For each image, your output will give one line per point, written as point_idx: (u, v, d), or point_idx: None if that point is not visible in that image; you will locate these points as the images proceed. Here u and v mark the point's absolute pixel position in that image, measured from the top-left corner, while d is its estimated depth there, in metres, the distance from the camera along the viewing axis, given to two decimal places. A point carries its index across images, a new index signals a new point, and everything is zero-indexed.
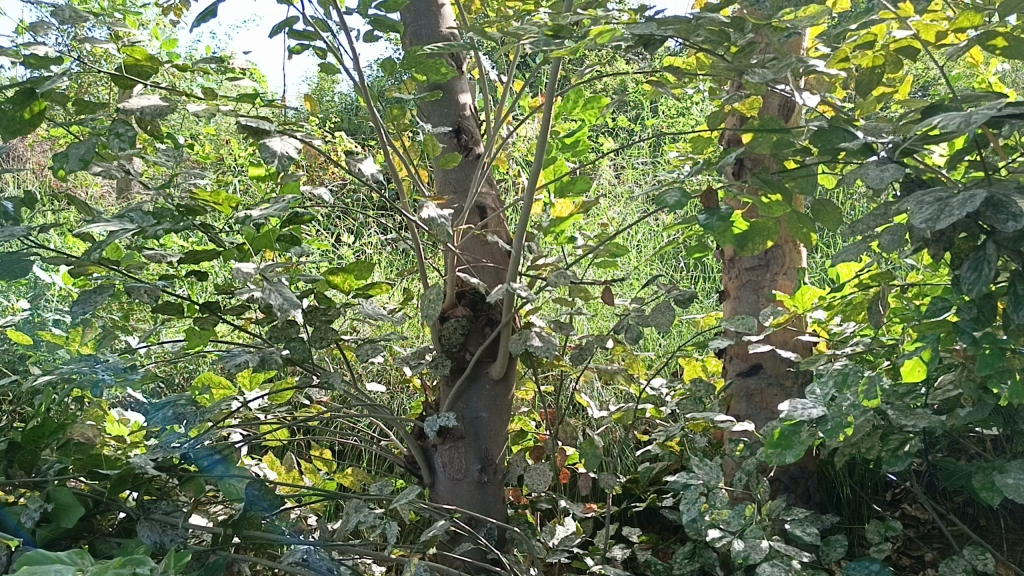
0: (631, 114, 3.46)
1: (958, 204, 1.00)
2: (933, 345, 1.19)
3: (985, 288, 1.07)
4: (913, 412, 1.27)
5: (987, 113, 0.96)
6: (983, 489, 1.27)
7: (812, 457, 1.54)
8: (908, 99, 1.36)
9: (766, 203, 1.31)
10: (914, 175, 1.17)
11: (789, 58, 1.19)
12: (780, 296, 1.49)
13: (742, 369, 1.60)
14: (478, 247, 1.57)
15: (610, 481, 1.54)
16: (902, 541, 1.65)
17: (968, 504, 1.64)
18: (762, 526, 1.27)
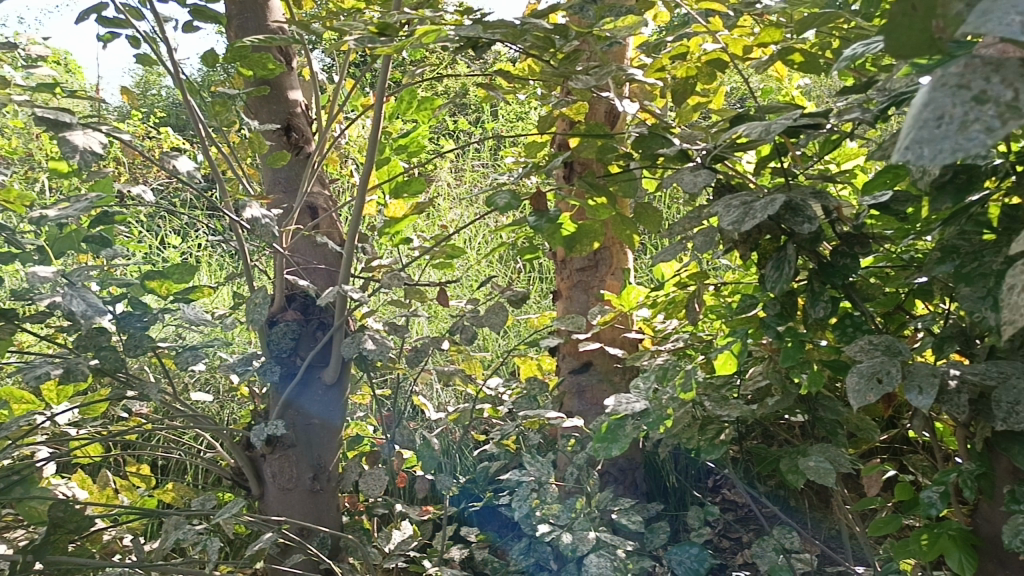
0: (471, 117, 3.48)
1: (761, 208, 1.07)
2: (742, 339, 1.27)
3: (787, 286, 1.15)
4: (728, 403, 1.35)
5: (785, 123, 1.04)
6: (789, 472, 1.35)
7: (639, 449, 1.60)
8: (722, 108, 1.44)
9: (593, 206, 1.35)
10: (724, 180, 1.24)
11: (610, 67, 1.24)
12: (608, 295, 1.55)
13: (575, 367, 1.65)
14: (309, 249, 1.52)
15: (446, 483, 1.53)
16: (722, 525, 1.75)
17: (780, 487, 1.76)
18: (590, 518, 1.31)
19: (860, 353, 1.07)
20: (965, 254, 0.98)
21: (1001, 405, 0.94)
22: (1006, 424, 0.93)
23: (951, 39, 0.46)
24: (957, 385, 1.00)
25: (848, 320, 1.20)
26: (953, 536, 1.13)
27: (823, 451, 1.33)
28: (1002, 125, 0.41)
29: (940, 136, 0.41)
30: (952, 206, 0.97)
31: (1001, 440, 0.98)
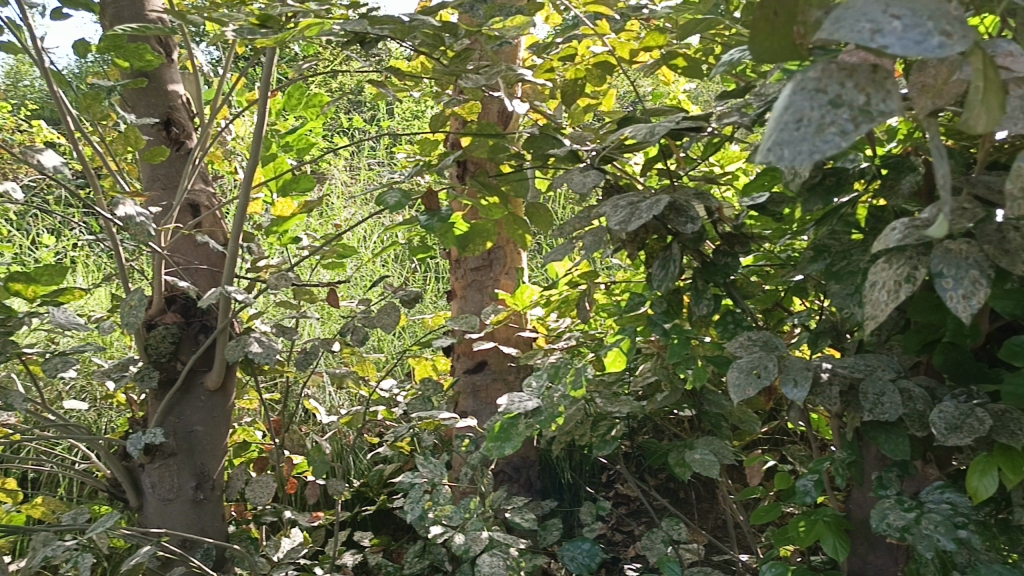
0: (366, 114, 3.42)
1: (646, 208, 1.09)
2: (631, 337, 1.29)
3: (672, 284, 1.18)
4: (618, 399, 1.37)
5: (668, 125, 1.06)
6: (677, 465, 1.39)
7: (532, 447, 1.61)
8: (611, 110, 1.47)
9: (485, 205, 1.35)
10: (613, 180, 1.26)
11: (500, 66, 1.24)
12: (501, 294, 1.55)
13: (469, 367, 1.64)
14: (191, 249, 1.46)
15: (338, 487, 1.50)
16: (614, 519, 1.78)
17: (670, 480, 1.81)
18: (484, 518, 1.30)
19: (741, 349, 1.11)
20: (836, 253, 1.03)
21: (868, 396, 0.98)
22: (873, 414, 0.97)
23: (811, 47, 0.48)
24: (829, 378, 1.04)
25: (730, 317, 1.24)
26: (829, 522, 1.19)
27: (708, 444, 1.37)
28: (854, 129, 0.43)
29: (799, 139, 0.43)
30: (823, 207, 1.01)
31: (869, 429, 1.03)
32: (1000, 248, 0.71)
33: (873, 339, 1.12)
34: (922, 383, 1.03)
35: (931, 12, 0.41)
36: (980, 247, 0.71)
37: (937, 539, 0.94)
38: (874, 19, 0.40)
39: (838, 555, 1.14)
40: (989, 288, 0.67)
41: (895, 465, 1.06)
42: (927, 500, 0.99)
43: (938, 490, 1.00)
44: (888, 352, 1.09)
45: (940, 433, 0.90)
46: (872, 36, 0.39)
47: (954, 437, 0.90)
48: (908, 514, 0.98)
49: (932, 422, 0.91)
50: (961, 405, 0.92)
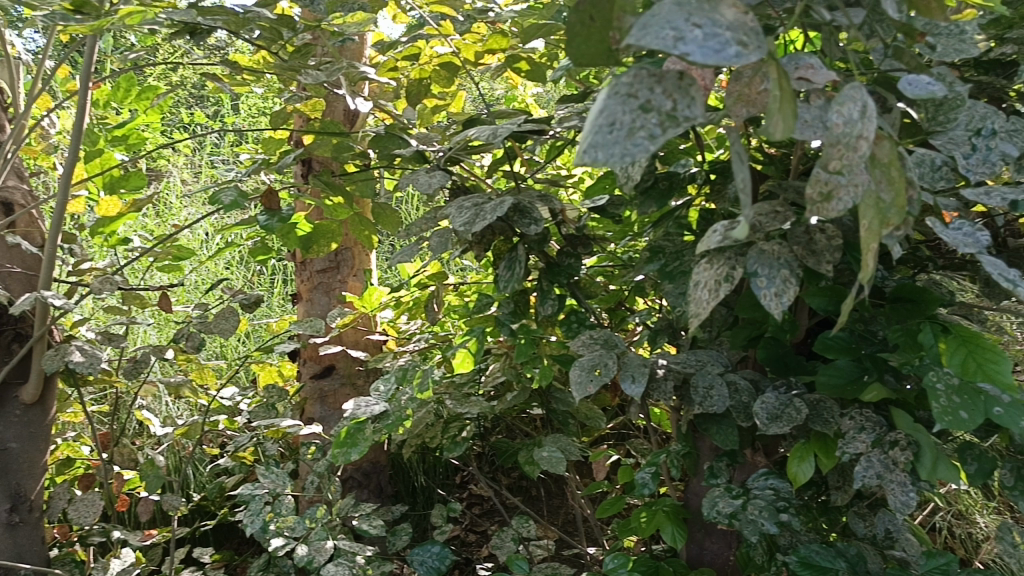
0: (209, 110, 3.27)
1: (490, 209, 1.10)
2: (478, 337, 1.29)
3: (518, 285, 1.19)
4: (468, 400, 1.37)
5: (509, 127, 1.07)
6: (526, 464, 1.40)
7: (383, 451, 1.59)
8: (458, 111, 1.46)
9: (329, 206, 1.31)
10: (458, 181, 1.26)
11: (341, 63, 1.21)
12: (348, 296, 1.51)
13: (316, 371, 1.59)
14: (3, 251, 1.34)
15: (174, 502, 1.42)
16: (467, 520, 1.78)
17: (521, 478, 1.83)
18: (329, 527, 1.27)
19: (582, 347, 1.13)
20: (669, 254, 1.07)
21: (699, 390, 1.03)
22: (703, 406, 1.02)
23: (625, 52, 0.49)
24: (664, 373, 1.09)
25: (574, 317, 1.26)
26: (667, 512, 1.24)
27: (556, 442, 1.39)
28: (663, 133, 0.45)
29: (612, 142, 0.44)
30: (657, 210, 1.05)
31: (701, 422, 1.07)
32: (807, 249, 0.76)
33: (704, 335, 1.17)
34: (747, 375, 1.09)
35: (729, 22, 0.43)
36: (790, 247, 0.75)
37: (761, 523, 1.00)
38: (677, 26, 0.41)
39: (676, 543, 1.19)
40: (798, 286, 0.72)
41: (725, 454, 1.11)
42: (753, 486, 1.05)
43: (763, 476, 1.06)
44: (718, 347, 1.14)
45: (762, 423, 0.96)
46: (675, 44, 0.40)
47: (774, 427, 0.95)
48: (735, 500, 1.03)
49: (755, 413, 0.97)
50: (781, 396, 0.97)
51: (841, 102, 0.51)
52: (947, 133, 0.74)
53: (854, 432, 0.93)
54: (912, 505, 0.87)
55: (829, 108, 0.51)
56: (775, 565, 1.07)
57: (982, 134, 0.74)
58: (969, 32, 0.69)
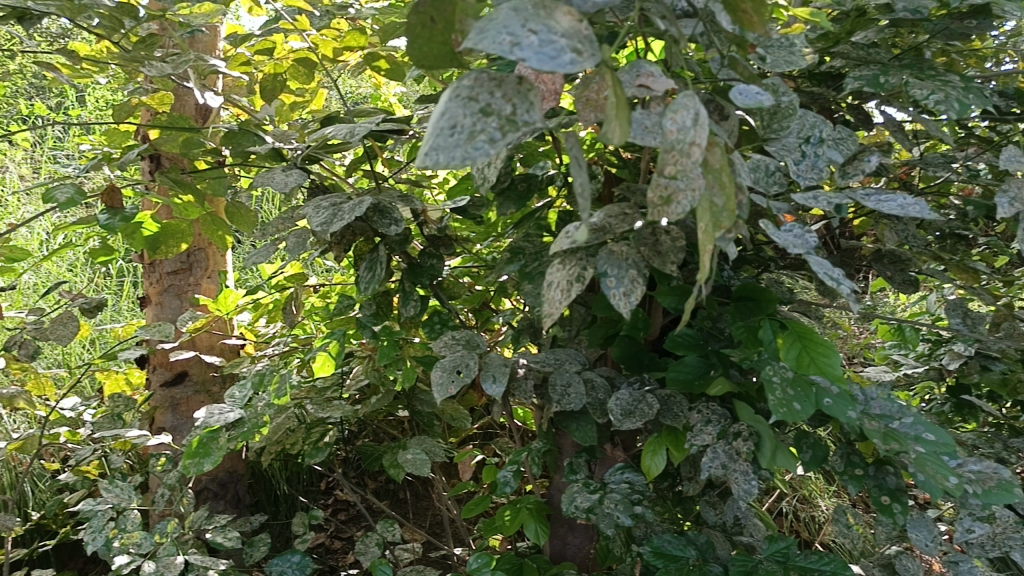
0: (51, 101, 3.06)
1: (348, 210, 1.08)
2: (339, 340, 1.27)
3: (378, 287, 1.17)
4: (329, 404, 1.34)
5: (367, 126, 1.05)
6: (390, 467, 1.38)
7: (241, 459, 1.53)
8: (318, 109, 1.42)
9: (178, 205, 1.25)
10: (317, 181, 1.23)
11: (189, 55, 1.16)
12: (201, 299, 1.45)
13: (167, 379, 1.51)
14: None
15: (6, 523, 1.32)
16: (332, 527, 1.74)
17: (388, 482, 1.81)
18: (180, 541, 1.21)
19: (444, 348, 1.13)
20: (528, 255, 1.08)
21: (557, 388, 1.05)
22: (561, 404, 1.04)
23: (467, 54, 0.49)
24: (524, 373, 1.10)
25: (436, 318, 1.26)
26: (530, 509, 1.25)
27: (420, 444, 1.38)
28: (503, 137, 0.45)
29: (453, 145, 0.44)
30: (516, 211, 1.06)
31: (561, 419, 1.09)
32: (654, 250, 0.79)
33: (564, 335, 1.19)
34: (604, 373, 1.11)
35: (565, 29, 0.43)
36: (637, 248, 0.78)
37: (616, 516, 1.03)
38: (513, 31, 0.41)
39: (538, 540, 1.20)
40: (645, 285, 0.75)
41: (584, 450, 1.14)
42: (610, 481, 1.08)
43: (619, 471, 1.09)
44: (577, 345, 1.17)
45: (617, 419, 0.98)
46: (511, 49, 0.41)
47: (628, 422, 0.98)
48: (593, 495, 1.05)
49: (610, 409, 0.99)
50: (634, 392, 1.01)
51: (675, 110, 0.53)
52: (780, 140, 0.78)
53: (702, 425, 0.97)
54: (753, 493, 0.92)
55: (664, 115, 0.53)
56: (631, 556, 1.11)
57: (811, 142, 0.79)
58: (798, 45, 0.74)
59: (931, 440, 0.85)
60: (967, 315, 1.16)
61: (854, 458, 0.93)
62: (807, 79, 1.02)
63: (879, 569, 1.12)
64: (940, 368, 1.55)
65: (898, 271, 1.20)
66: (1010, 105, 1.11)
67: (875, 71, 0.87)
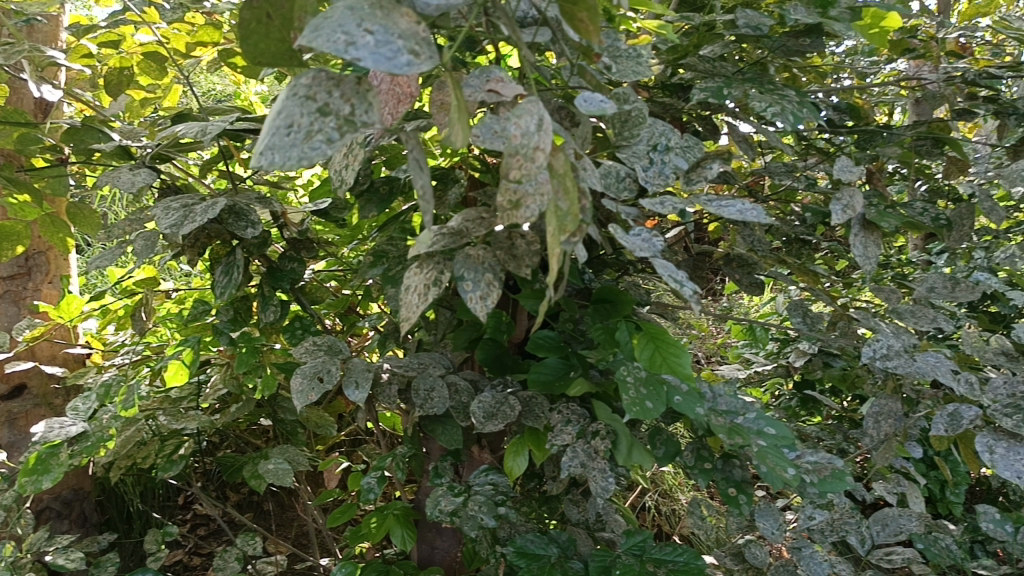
0: None
1: (200, 211, 1.03)
2: (194, 347, 1.22)
3: (235, 291, 1.13)
4: (184, 415, 1.28)
5: (219, 125, 1.02)
6: (251, 478, 1.33)
7: (87, 476, 1.44)
8: (171, 106, 1.36)
9: (13, 205, 1.17)
10: (168, 181, 1.17)
11: (23, 45, 1.08)
12: (41, 306, 1.35)
13: (2, 392, 1.40)
14: None
15: None
16: (190, 542, 1.67)
17: (251, 494, 1.74)
18: (16, 566, 1.12)
19: (305, 354, 1.10)
20: (391, 259, 1.07)
21: (419, 392, 1.04)
22: (424, 409, 1.03)
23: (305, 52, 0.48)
24: (387, 378, 1.09)
25: (298, 323, 1.22)
26: (397, 515, 1.23)
27: (282, 453, 1.34)
28: (341, 138, 0.44)
29: (289, 145, 0.43)
30: (378, 214, 1.05)
31: (425, 423, 1.09)
32: (509, 253, 0.79)
33: (430, 339, 1.19)
34: (468, 376, 1.12)
35: (402, 31, 0.43)
36: (493, 252, 0.78)
37: (480, 518, 1.03)
38: (349, 31, 0.41)
39: (405, 546, 1.19)
40: (501, 288, 0.75)
41: (449, 454, 1.14)
42: (474, 483, 1.08)
43: (483, 473, 1.10)
44: (441, 350, 1.17)
45: (479, 422, 0.99)
46: (346, 48, 0.40)
47: (491, 424, 0.99)
48: (457, 498, 1.05)
49: (472, 412, 1.00)
50: (496, 395, 1.01)
51: (519, 115, 0.54)
52: (630, 148, 0.81)
53: (562, 425, 0.99)
54: (611, 490, 0.94)
55: (509, 120, 0.54)
56: (496, 558, 1.11)
57: (658, 149, 0.82)
58: (644, 56, 0.77)
59: (772, 434, 0.90)
60: (807, 314, 1.24)
61: (704, 453, 0.97)
62: (659, 89, 1.06)
63: (730, 558, 1.17)
64: (787, 365, 1.64)
65: (746, 274, 1.26)
66: (843, 118, 1.19)
67: (720, 84, 0.92)
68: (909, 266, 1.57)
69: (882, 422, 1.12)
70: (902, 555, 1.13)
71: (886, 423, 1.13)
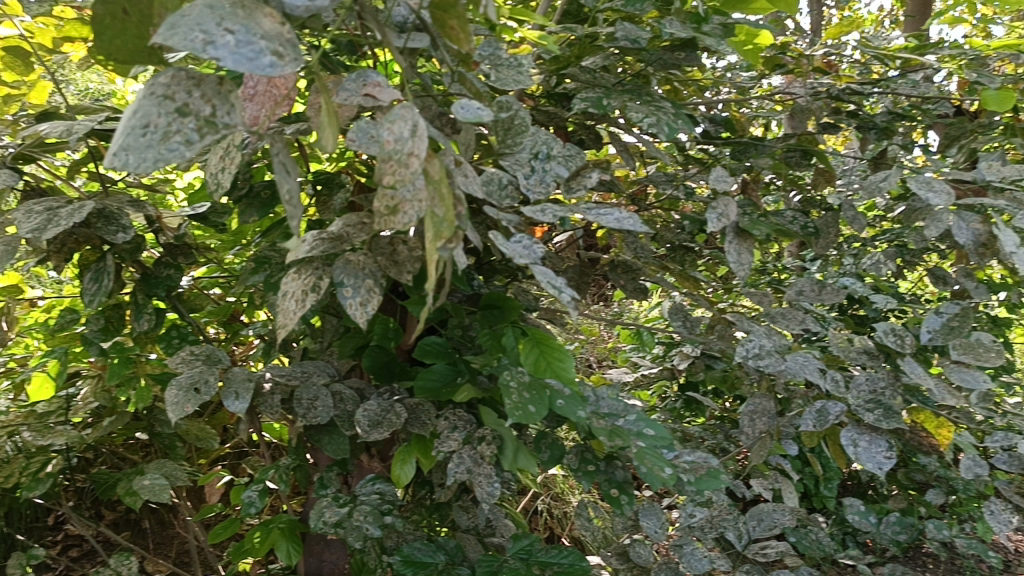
0: None
1: (66, 215, 0.98)
2: (61, 358, 1.15)
3: (106, 299, 1.08)
4: (51, 430, 1.21)
5: (86, 125, 0.97)
6: (126, 495, 1.27)
7: None
8: (37, 104, 1.29)
9: None
10: (31, 183, 1.11)
11: None
12: None
13: None
14: None
15: None
16: (60, 565, 1.58)
17: (128, 511, 1.65)
18: None
19: (180, 364, 1.05)
20: (273, 265, 1.04)
21: (302, 402, 1.02)
22: (307, 418, 1.01)
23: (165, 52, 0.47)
24: (270, 387, 1.06)
25: (175, 332, 1.17)
26: (282, 529, 1.20)
27: (160, 467, 1.28)
28: (200, 140, 0.43)
29: (144, 145, 0.41)
30: (259, 219, 1.02)
31: (310, 434, 1.06)
32: (390, 259, 0.78)
33: (314, 347, 1.16)
34: (353, 385, 1.10)
35: (266, 31, 0.42)
36: (373, 258, 0.77)
37: (365, 528, 1.02)
38: (207, 30, 0.40)
39: (290, 560, 1.16)
40: (381, 295, 0.75)
41: (334, 464, 1.11)
42: (360, 493, 1.07)
43: (369, 482, 1.08)
44: (326, 358, 1.14)
45: (364, 431, 0.98)
46: (204, 47, 0.39)
47: (376, 433, 0.98)
48: (341, 509, 1.04)
49: (357, 421, 0.98)
50: (382, 402, 1.00)
51: (392, 121, 0.53)
52: (514, 156, 0.82)
53: (448, 431, 0.99)
54: (497, 495, 0.95)
55: (382, 125, 0.54)
56: (383, 568, 1.10)
57: (540, 157, 0.83)
58: (525, 66, 0.78)
59: (651, 435, 0.93)
60: (686, 319, 1.28)
61: (587, 455, 0.99)
62: (544, 98, 1.08)
63: (615, 557, 1.20)
64: (672, 368, 1.69)
65: (630, 280, 1.30)
66: (720, 130, 1.24)
67: (600, 94, 0.94)
68: (784, 272, 1.65)
69: (757, 420, 1.18)
70: (776, 548, 1.18)
71: (761, 421, 1.18)
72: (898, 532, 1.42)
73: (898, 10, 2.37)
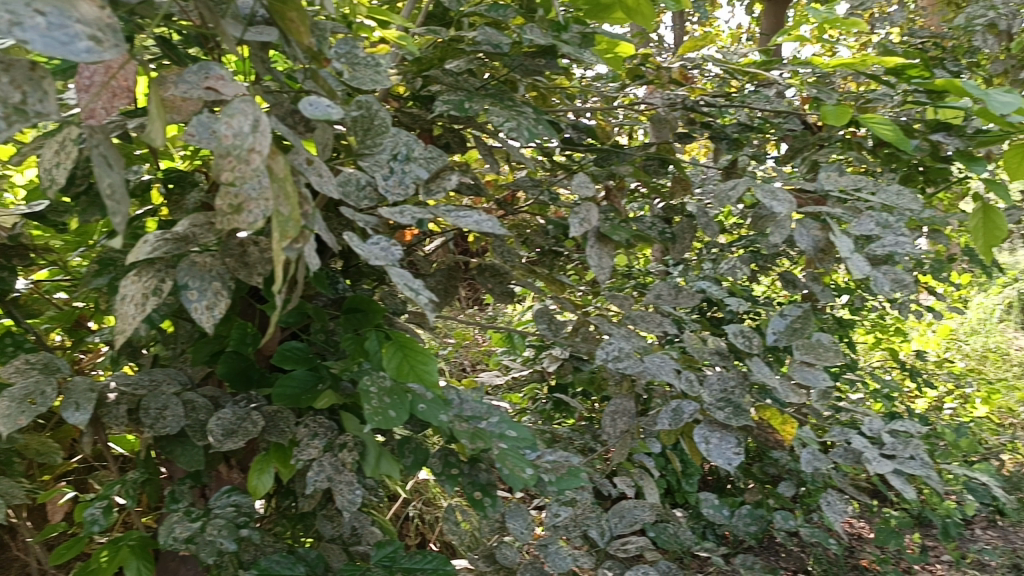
0: None
1: None
2: None
3: None
4: None
5: None
6: None
7: None
8: None
9: None
10: None
11: None
12: None
13: None
14: None
15: None
16: None
17: None
18: None
19: (13, 374, 0.98)
20: (119, 267, 0.99)
21: (150, 412, 0.97)
22: (155, 429, 0.97)
23: None
24: (115, 397, 1.00)
25: (9, 340, 1.09)
26: (132, 546, 1.14)
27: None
28: (8, 129, 0.42)
29: None
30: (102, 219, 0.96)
31: (161, 445, 1.02)
32: (240, 261, 0.75)
33: (167, 354, 1.11)
34: (208, 392, 1.05)
35: (83, 15, 0.40)
36: (222, 259, 0.74)
37: (219, 543, 0.98)
38: (14, 10, 0.37)
39: None
40: (230, 299, 0.73)
41: (187, 476, 1.07)
42: (214, 506, 1.01)
43: (225, 494, 1.03)
44: (179, 365, 1.09)
45: (217, 440, 0.94)
46: (9, 28, 0.36)
47: (230, 442, 0.94)
48: (194, 524, 0.99)
49: (209, 430, 0.95)
50: (237, 410, 0.97)
51: (231, 115, 0.51)
52: (373, 156, 0.81)
53: (308, 439, 0.97)
54: (357, 502, 0.94)
55: (220, 119, 0.52)
56: None
57: (399, 159, 0.82)
58: (383, 65, 0.76)
59: (513, 436, 0.94)
60: (551, 321, 1.30)
61: (451, 459, 0.98)
62: (409, 100, 1.07)
63: (482, 560, 1.20)
64: (542, 371, 1.71)
65: (498, 283, 1.30)
66: (583, 137, 1.26)
67: (462, 97, 0.94)
68: (647, 276, 1.70)
69: (618, 420, 1.21)
70: (636, 544, 1.21)
71: (621, 421, 1.21)
72: (750, 523, 1.49)
73: (755, 27, 2.49)
